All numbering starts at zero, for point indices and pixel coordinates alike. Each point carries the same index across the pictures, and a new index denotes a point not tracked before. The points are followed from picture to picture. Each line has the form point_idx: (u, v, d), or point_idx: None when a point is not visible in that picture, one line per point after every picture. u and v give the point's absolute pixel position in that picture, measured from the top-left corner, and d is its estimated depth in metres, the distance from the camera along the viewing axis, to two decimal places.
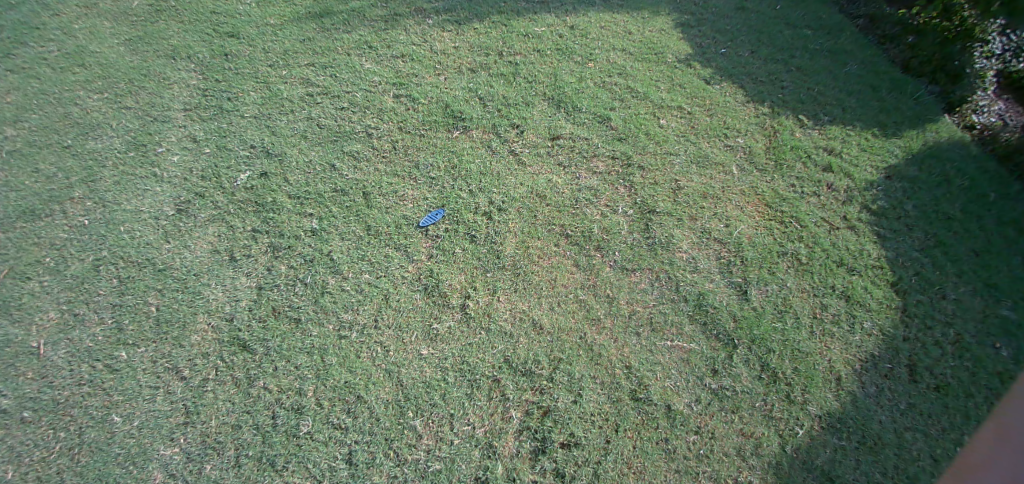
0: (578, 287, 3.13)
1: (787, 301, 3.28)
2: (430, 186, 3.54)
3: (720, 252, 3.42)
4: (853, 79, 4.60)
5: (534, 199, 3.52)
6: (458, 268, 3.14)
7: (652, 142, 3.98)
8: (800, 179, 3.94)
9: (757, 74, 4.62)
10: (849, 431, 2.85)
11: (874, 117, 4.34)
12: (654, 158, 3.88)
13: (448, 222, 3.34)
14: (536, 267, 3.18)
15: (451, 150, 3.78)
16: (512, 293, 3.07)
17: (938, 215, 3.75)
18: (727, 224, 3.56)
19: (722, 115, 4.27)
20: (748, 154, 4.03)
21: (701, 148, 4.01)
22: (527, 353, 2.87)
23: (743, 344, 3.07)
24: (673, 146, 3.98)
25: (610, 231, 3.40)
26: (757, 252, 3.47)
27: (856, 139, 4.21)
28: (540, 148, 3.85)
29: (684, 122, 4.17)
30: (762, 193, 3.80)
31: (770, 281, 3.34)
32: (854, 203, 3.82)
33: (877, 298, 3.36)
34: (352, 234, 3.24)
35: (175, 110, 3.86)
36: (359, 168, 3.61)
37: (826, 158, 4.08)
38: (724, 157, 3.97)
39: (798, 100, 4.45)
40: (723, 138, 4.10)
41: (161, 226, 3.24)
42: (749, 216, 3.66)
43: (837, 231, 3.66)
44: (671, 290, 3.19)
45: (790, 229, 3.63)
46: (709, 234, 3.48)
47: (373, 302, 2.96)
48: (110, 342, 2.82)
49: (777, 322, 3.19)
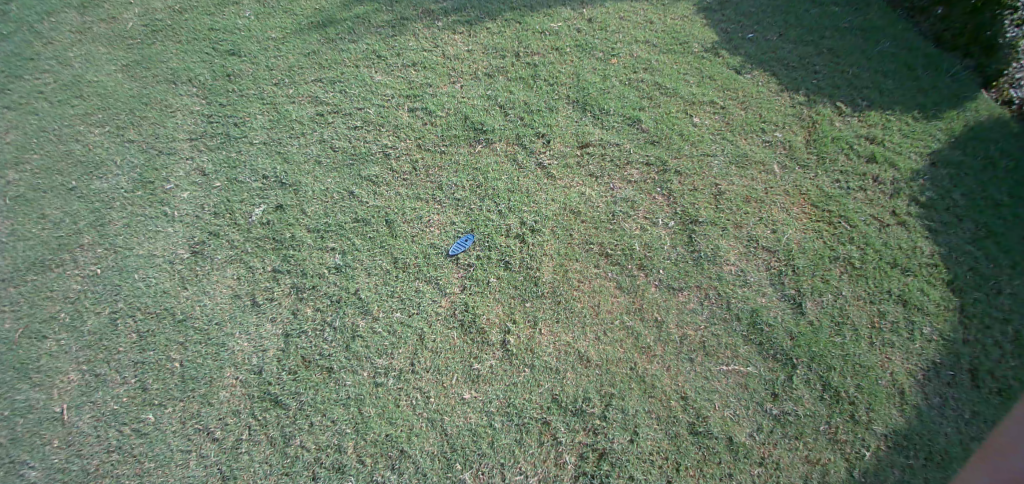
0: (622, 312, 2.93)
1: (843, 312, 2.97)
2: (456, 208, 3.34)
3: (769, 261, 3.16)
4: (888, 59, 4.17)
5: (567, 215, 3.31)
6: (494, 298, 2.95)
7: (687, 143, 3.75)
8: (844, 172, 3.61)
9: (789, 58, 4.26)
10: (916, 448, 2.56)
11: (914, 98, 3.94)
12: (692, 162, 3.64)
13: (479, 248, 3.15)
14: (577, 293, 2.98)
15: (474, 166, 3.56)
16: (554, 324, 2.88)
17: (986, 203, 3.37)
18: (774, 229, 3.30)
19: (758, 108, 3.97)
20: (789, 148, 3.74)
21: (739, 147, 3.75)
22: (576, 390, 2.69)
23: (803, 363, 2.80)
24: (709, 147, 3.73)
25: (650, 247, 3.19)
26: (808, 258, 3.17)
27: (897, 124, 3.82)
28: (569, 158, 3.63)
29: (718, 118, 3.91)
30: (807, 191, 3.50)
31: (825, 290, 3.04)
32: (901, 196, 3.45)
33: (935, 301, 3.02)
34: (378, 268, 3.05)
35: (181, 140, 3.65)
36: (380, 194, 3.40)
37: (869, 148, 3.71)
38: (763, 154, 3.71)
39: (833, 84, 4.08)
40: (761, 133, 3.82)
41: (177, 271, 3.08)
42: (796, 218, 3.36)
43: (886, 229, 3.31)
44: (721, 309, 2.95)
45: (840, 230, 3.31)
46: (757, 242, 3.23)
47: (407, 346, 2.79)
48: (136, 403, 2.69)
49: (835, 335, 2.89)
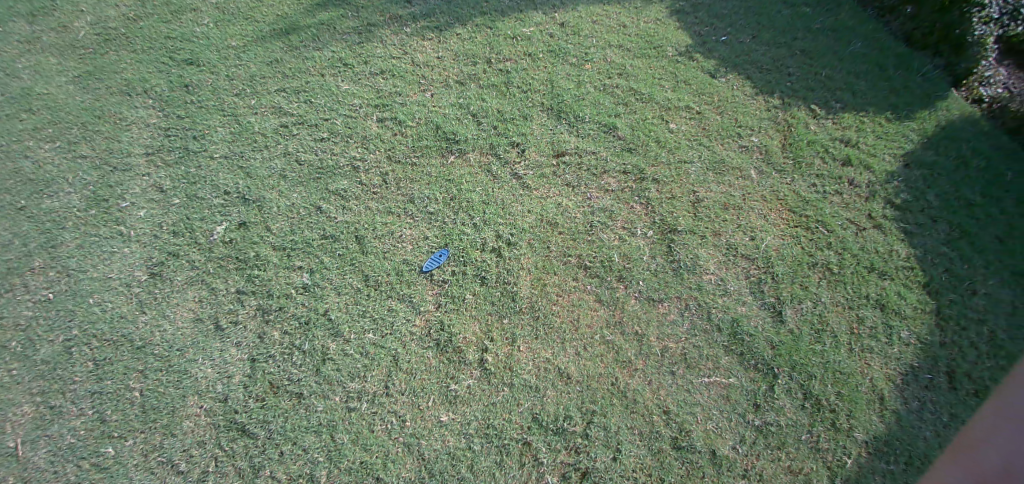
0: (602, 326, 2.88)
1: (823, 319, 2.95)
2: (429, 222, 3.26)
3: (748, 269, 3.12)
4: (860, 60, 4.15)
5: (544, 227, 3.28)
6: (471, 316, 2.90)
7: (664, 150, 3.72)
8: (821, 176, 3.60)
9: (764, 60, 4.22)
10: (896, 454, 2.55)
11: (885, 99, 3.93)
12: (669, 169, 3.62)
13: (453, 263, 3.09)
14: (557, 308, 2.93)
15: (447, 178, 3.48)
16: (532, 341, 2.82)
17: (959, 203, 3.38)
18: (753, 236, 3.27)
19: (733, 112, 3.94)
20: (765, 153, 3.72)
21: (716, 152, 3.72)
22: (557, 408, 2.62)
23: (784, 372, 2.76)
24: (686, 153, 3.70)
25: (629, 257, 3.16)
26: (786, 265, 3.15)
27: (871, 126, 3.81)
28: (544, 168, 3.57)
29: (694, 124, 3.88)
30: (784, 197, 3.49)
31: (804, 297, 3.02)
32: (878, 199, 3.45)
33: (912, 304, 3.01)
34: (348, 286, 2.97)
35: (136, 155, 3.49)
36: (349, 208, 3.30)
37: (845, 151, 3.70)
38: (740, 159, 3.68)
39: (806, 87, 4.05)
40: (737, 138, 3.80)
41: (134, 295, 2.94)
42: (774, 225, 3.34)
43: (863, 232, 3.30)
44: (702, 319, 2.91)
45: (818, 235, 3.30)
46: (735, 250, 3.21)
47: (381, 367, 2.72)
48: (93, 436, 2.54)
49: (815, 343, 2.86)
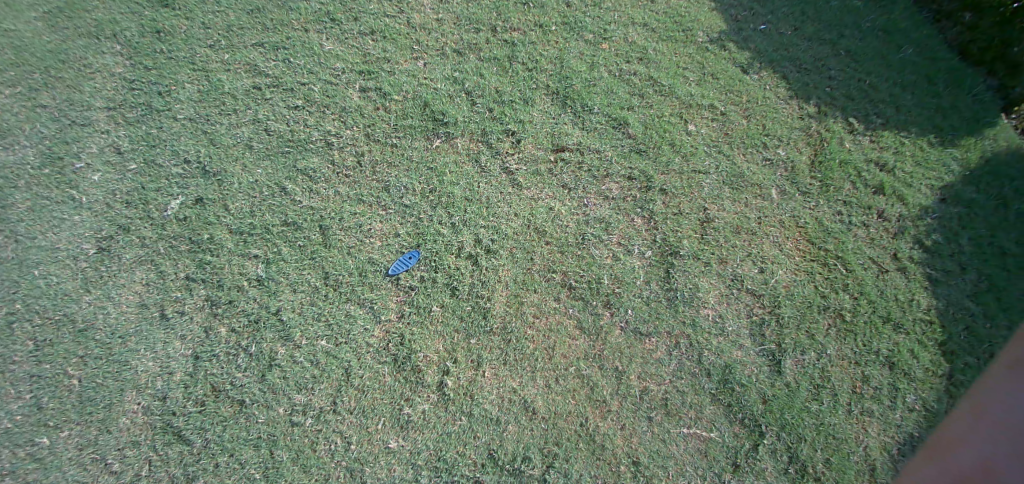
0: (579, 358, 2.68)
1: (824, 375, 2.71)
2: (403, 216, 2.98)
3: (752, 307, 2.87)
4: (909, 69, 3.64)
5: (530, 235, 2.98)
6: (435, 331, 2.68)
7: (677, 155, 3.35)
8: (847, 203, 3.22)
9: (804, 57, 3.73)
10: None
11: (930, 118, 3.46)
12: (681, 179, 3.26)
13: (424, 267, 2.83)
14: (532, 332, 2.72)
15: (429, 165, 3.15)
16: (499, 367, 2.63)
17: (995, 250, 2.99)
18: (762, 268, 3.00)
19: (760, 117, 3.51)
20: (790, 170, 3.33)
21: (735, 164, 3.33)
22: (515, 446, 2.44)
23: (772, 431, 2.56)
24: (702, 162, 3.33)
25: (621, 281, 2.90)
26: (795, 307, 2.88)
27: (910, 150, 3.36)
28: (541, 164, 3.22)
29: (716, 127, 3.47)
30: (804, 223, 3.15)
31: (808, 347, 2.77)
32: (906, 236, 3.08)
33: (924, 365, 2.72)
34: (305, 284, 2.74)
35: (96, 108, 3.20)
36: (316, 192, 3.01)
37: (877, 176, 3.28)
38: (761, 175, 3.30)
39: (846, 94, 3.58)
40: (761, 149, 3.39)
41: (81, 270, 2.72)
42: (789, 256, 3.05)
43: (884, 275, 2.98)
44: (691, 361, 2.70)
45: (834, 274, 2.99)
46: (741, 283, 2.94)
47: (331, 381, 2.52)
48: (29, 423, 2.37)
49: (811, 401, 2.64)
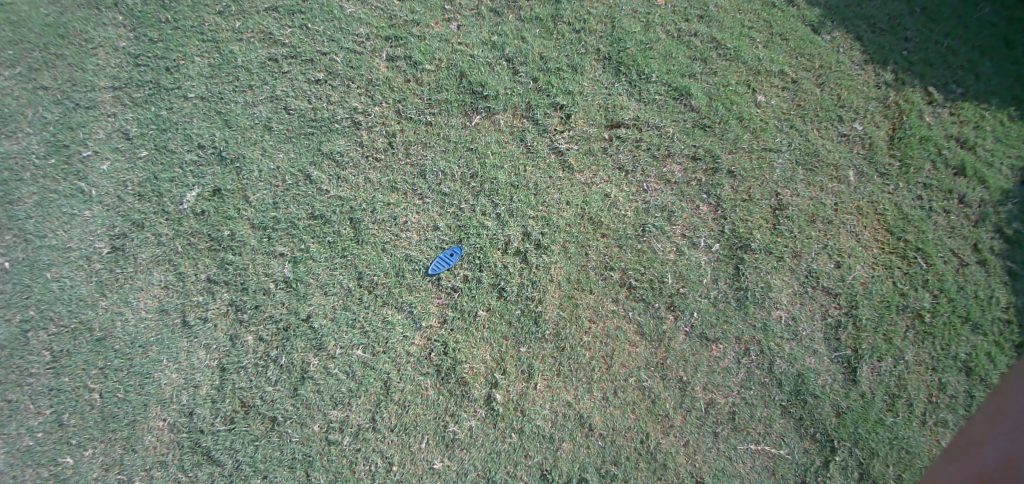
0: (639, 367, 2.49)
1: (901, 383, 2.52)
2: (442, 208, 2.66)
3: (828, 308, 2.65)
4: (988, 31, 3.07)
5: (583, 226, 2.66)
6: (481, 338, 2.48)
7: (747, 130, 2.96)
8: (928, 185, 2.84)
9: (879, 15, 3.15)
10: None
11: (1011, 90, 2.97)
12: (751, 158, 2.90)
13: (467, 266, 2.57)
14: (587, 338, 2.50)
15: (468, 146, 2.78)
16: (552, 377, 2.44)
17: None
18: (839, 262, 2.73)
19: (835, 85, 3.05)
20: (868, 147, 2.93)
21: (809, 141, 2.94)
22: (571, 466, 2.32)
23: (845, 447, 2.42)
24: (773, 138, 2.94)
25: (684, 279, 2.64)
26: (872, 306, 2.65)
27: (991, 125, 2.92)
28: (595, 143, 2.83)
29: (787, 97, 3.03)
30: (883, 210, 2.81)
31: (885, 353, 2.57)
32: (987, 224, 2.74)
33: (1003, 372, 2.52)
34: (337, 286, 2.53)
35: (101, 89, 2.90)
36: (343, 179, 2.71)
37: (958, 154, 2.87)
38: (837, 153, 2.92)
39: (924, 60, 3.06)
40: (836, 123, 2.97)
41: (95, 272, 2.60)
42: (865, 248, 2.76)
43: (964, 269, 2.69)
44: (762, 370, 2.53)
45: (913, 268, 2.71)
46: (817, 280, 2.70)
47: (369, 395, 2.40)
48: (51, 441, 2.36)
49: (886, 412, 2.48)
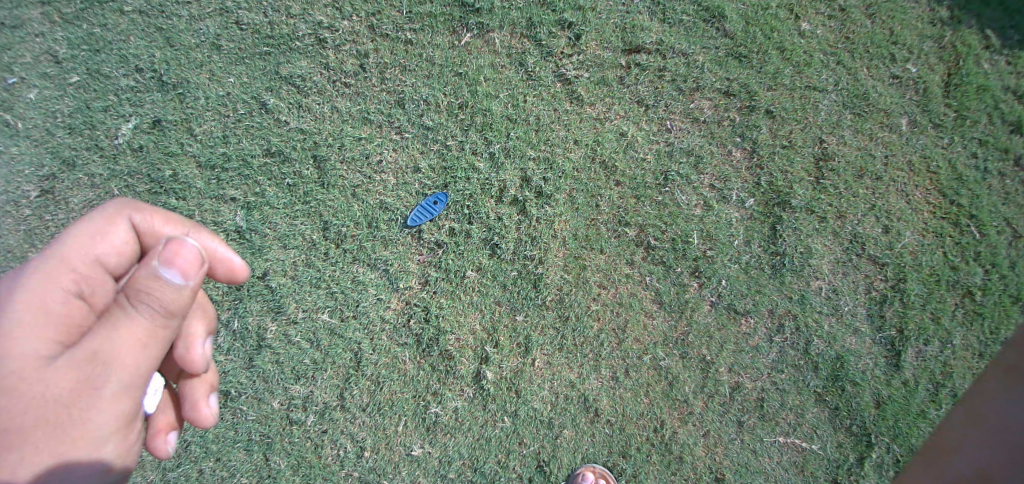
0: (656, 343, 2.12)
1: (947, 371, 2.20)
2: (423, 141, 2.23)
3: (873, 280, 2.29)
4: None
5: (594, 171, 2.22)
6: (470, 304, 2.09)
7: (789, 63, 2.46)
8: (984, 142, 2.39)
9: None
10: None
11: None
12: (793, 97, 2.43)
13: (452, 216, 2.16)
14: (596, 307, 2.11)
15: (457, 70, 2.30)
16: (552, 353, 2.07)
17: None
18: (887, 227, 2.34)
19: (886, 17, 2.51)
20: (922, 93, 2.44)
21: (858, 81, 2.46)
22: (572, 457, 2.01)
23: (884, 443, 2.14)
24: (818, 75, 2.46)
25: (711, 239, 2.22)
26: (921, 280, 2.28)
27: None
28: (608, 71, 2.36)
29: (834, 28, 2.50)
30: (937, 168, 2.38)
31: (932, 335, 2.23)
32: None
33: None
34: (298, 238, 2.15)
35: (29, 4, 2.42)
36: (306, 108, 2.28)
37: (1017, 109, 2.41)
38: (887, 98, 2.44)
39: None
40: (889, 63, 2.47)
41: (23, 219, 2.22)
42: (916, 211, 2.35)
43: (1020, 242, 2.30)
44: (796, 350, 2.20)
45: (965, 237, 2.31)
46: (863, 247, 2.31)
47: (337, 368, 2.04)
48: None
49: (929, 404, 2.18)
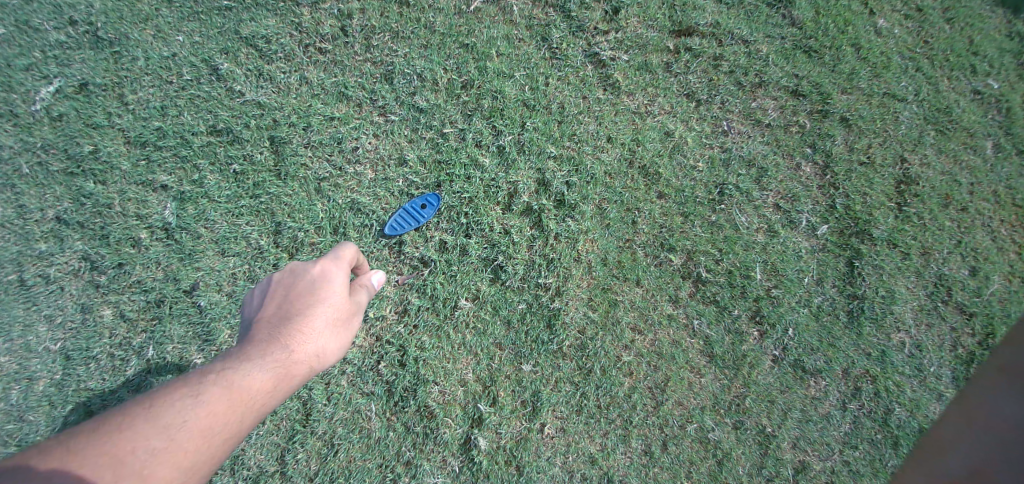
0: (703, 410, 1.62)
1: None
2: (414, 127, 1.74)
3: (959, 336, 1.76)
4: None
5: (631, 178, 1.74)
6: (462, 344, 1.60)
7: (864, 64, 1.97)
8: None
9: None
10: None
11: None
12: (869, 105, 1.94)
13: (445, 226, 1.67)
14: (628, 358, 1.62)
15: (462, 40, 1.81)
16: (568, 417, 1.57)
17: None
18: (975, 269, 1.80)
19: (968, 18, 2.01)
20: (1008, 112, 1.94)
21: (940, 92, 1.95)
22: None
23: None
24: (897, 81, 1.96)
25: (775, 275, 1.73)
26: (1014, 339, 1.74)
27: None
28: (653, 54, 1.87)
29: (913, 27, 2.01)
30: None
31: None
32: None
33: None
34: (245, 242, 1.67)
35: None
36: (267, 77, 1.80)
37: None
38: (970, 114, 1.93)
39: None
40: (971, 73, 1.97)
41: None
42: (1005, 252, 1.82)
43: None
44: (874, 423, 1.68)
45: None
46: (945, 294, 1.78)
47: (280, 420, 1.53)
48: None
49: None
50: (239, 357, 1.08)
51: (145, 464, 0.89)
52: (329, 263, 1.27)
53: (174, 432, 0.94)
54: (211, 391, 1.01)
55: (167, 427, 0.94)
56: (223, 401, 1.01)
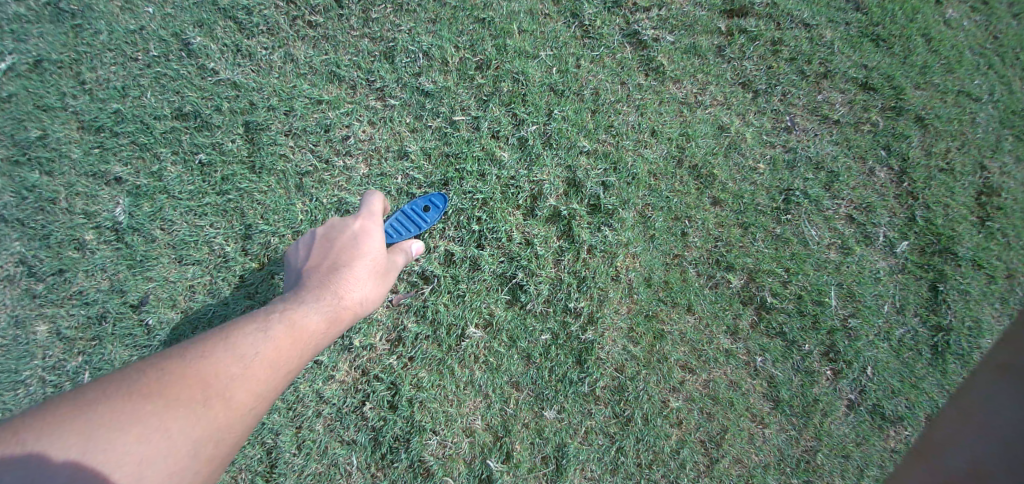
0: (765, 469, 1.32)
1: None
2: (420, 114, 1.46)
3: None
4: None
5: (680, 181, 1.45)
6: (472, 383, 1.31)
7: (935, 58, 1.63)
8: None
9: None
10: None
11: None
12: (944, 103, 1.60)
13: (454, 233, 1.38)
14: (677, 404, 1.33)
15: (477, 14, 1.53)
16: (599, 478, 1.27)
17: None
18: None
19: None
20: None
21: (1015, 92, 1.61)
22: None
23: None
24: (972, 78, 1.62)
25: (851, 301, 1.43)
26: None
27: None
28: (701, 35, 1.58)
29: (979, 20, 1.68)
30: None
31: None
32: None
33: None
34: (213, 249, 1.40)
35: None
36: (247, 54, 1.52)
37: None
38: None
39: None
40: None
41: None
42: None
43: None
44: None
45: None
46: None
47: (240, 471, 1.24)
48: None
49: None
50: (297, 295, 1.04)
51: (226, 389, 0.87)
52: (368, 219, 1.20)
53: (242, 365, 0.90)
54: (275, 325, 0.96)
55: (241, 357, 0.90)
56: (285, 338, 0.96)
